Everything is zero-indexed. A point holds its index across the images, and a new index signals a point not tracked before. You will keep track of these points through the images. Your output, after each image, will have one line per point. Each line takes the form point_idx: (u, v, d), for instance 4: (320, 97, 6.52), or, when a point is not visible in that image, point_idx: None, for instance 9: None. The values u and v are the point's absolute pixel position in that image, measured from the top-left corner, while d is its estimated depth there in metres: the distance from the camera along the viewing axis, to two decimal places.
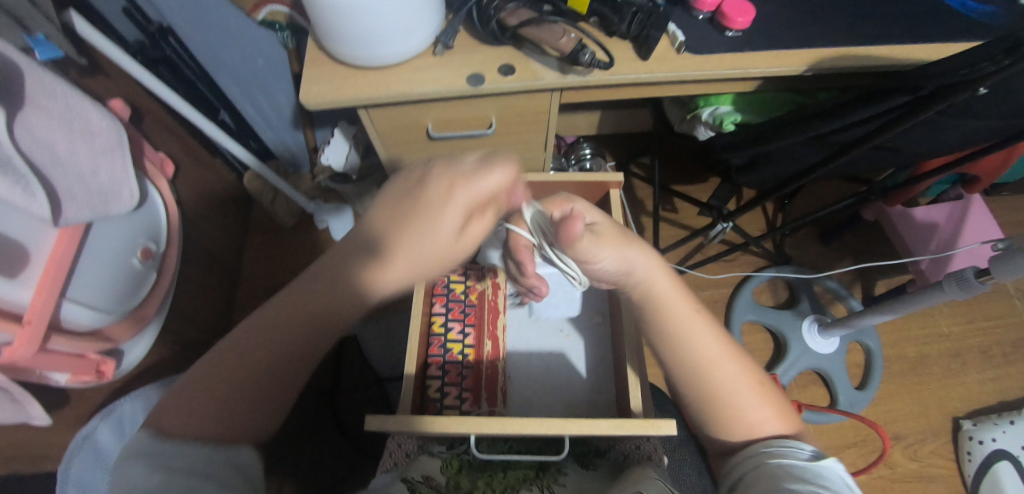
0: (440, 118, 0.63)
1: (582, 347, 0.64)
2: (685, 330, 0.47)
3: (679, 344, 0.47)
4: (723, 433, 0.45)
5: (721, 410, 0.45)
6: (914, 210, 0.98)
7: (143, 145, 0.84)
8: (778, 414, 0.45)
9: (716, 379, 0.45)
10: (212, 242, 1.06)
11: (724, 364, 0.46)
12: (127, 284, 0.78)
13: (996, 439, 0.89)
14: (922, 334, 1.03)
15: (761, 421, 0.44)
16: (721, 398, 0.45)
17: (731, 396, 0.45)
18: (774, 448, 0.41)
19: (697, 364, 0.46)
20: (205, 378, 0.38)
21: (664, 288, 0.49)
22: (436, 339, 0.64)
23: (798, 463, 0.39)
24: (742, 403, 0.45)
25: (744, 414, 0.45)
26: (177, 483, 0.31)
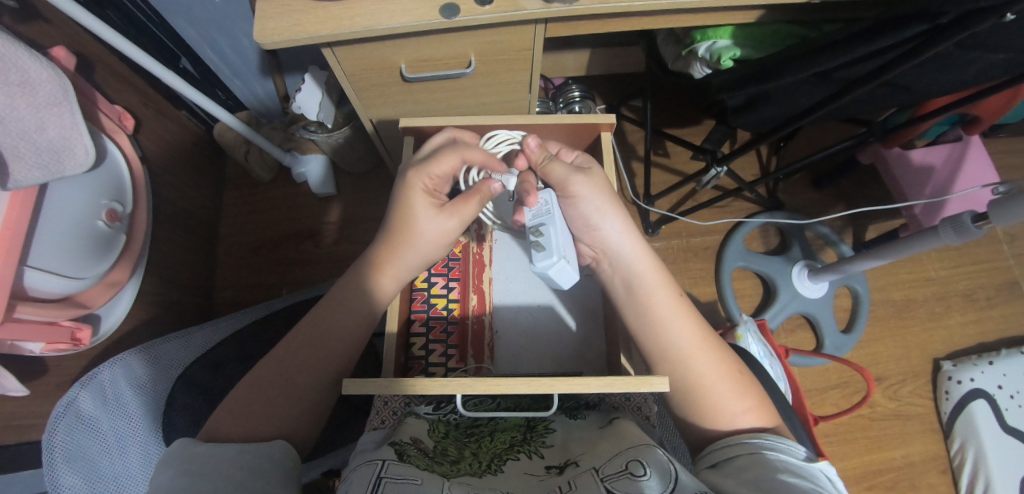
0: (414, 58, 0.58)
1: (571, 299, 0.63)
2: (661, 321, 0.50)
3: (663, 332, 0.50)
4: (702, 422, 0.47)
5: (700, 400, 0.48)
6: (913, 153, 0.95)
7: (95, 98, 0.78)
8: (756, 409, 0.47)
9: (696, 370, 0.48)
10: (186, 200, 1.01)
11: (702, 355, 0.49)
12: (96, 247, 0.74)
13: (974, 379, 0.93)
14: (910, 277, 1.04)
15: (740, 414, 0.46)
16: (701, 388, 0.48)
17: (710, 389, 0.48)
18: (769, 441, 0.42)
19: (675, 357, 0.49)
20: (252, 387, 0.48)
21: (652, 280, 0.51)
22: (419, 294, 0.62)
23: (794, 459, 0.40)
24: (720, 396, 0.47)
25: (723, 406, 0.47)
26: (197, 484, 0.38)
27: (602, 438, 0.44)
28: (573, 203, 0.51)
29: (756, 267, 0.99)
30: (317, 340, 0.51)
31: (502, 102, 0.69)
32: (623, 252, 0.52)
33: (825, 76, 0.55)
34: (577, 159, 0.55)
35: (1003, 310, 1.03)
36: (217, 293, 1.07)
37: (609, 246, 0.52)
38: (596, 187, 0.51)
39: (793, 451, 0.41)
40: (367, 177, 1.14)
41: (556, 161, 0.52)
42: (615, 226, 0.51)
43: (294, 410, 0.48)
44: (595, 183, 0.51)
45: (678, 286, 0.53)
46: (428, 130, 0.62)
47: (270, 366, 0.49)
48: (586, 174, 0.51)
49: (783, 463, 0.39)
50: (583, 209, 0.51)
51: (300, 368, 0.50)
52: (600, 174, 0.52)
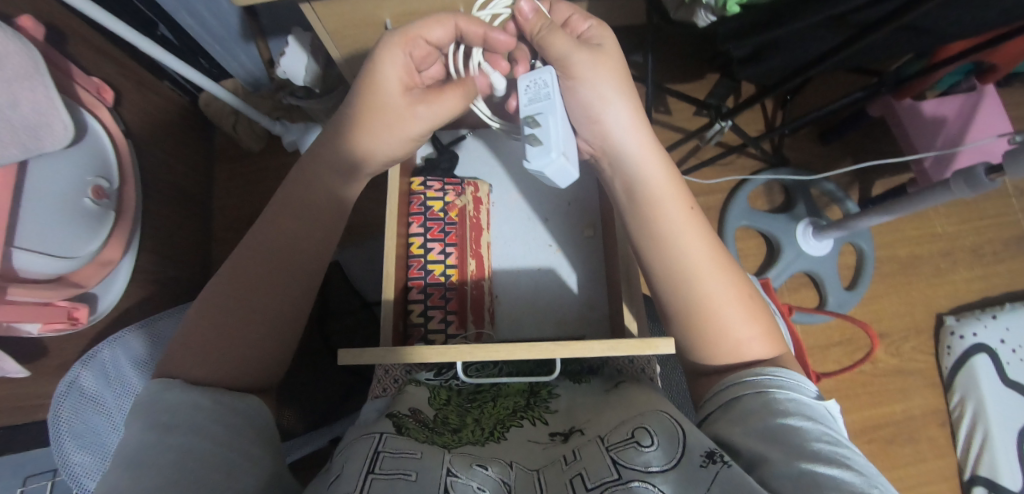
0: (398, 10, 0.54)
1: (572, 263, 0.61)
2: (667, 233, 0.48)
3: (670, 245, 0.48)
4: (705, 347, 0.46)
5: (706, 322, 0.46)
6: (924, 104, 0.91)
7: (70, 69, 0.74)
8: (764, 335, 0.46)
9: (704, 288, 0.47)
10: (175, 174, 0.99)
11: (711, 273, 0.47)
12: (85, 226, 0.72)
13: (976, 334, 0.93)
14: (916, 233, 1.02)
15: (747, 340, 0.46)
16: (705, 307, 0.46)
17: (715, 307, 0.46)
18: (776, 378, 0.41)
19: (680, 271, 0.48)
20: (205, 318, 0.45)
21: (660, 190, 0.49)
22: (416, 261, 0.58)
23: (804, 398, 0.39)
24: (729, 317, 0.46)
25: (730, 331, 0.46)
26: (170, 437, 0.37)
27: (608, 404, 0.44)
28: (575, 87, 0.47)
29: (760, 226, 0.98)
30: (277, 258, 0.49)
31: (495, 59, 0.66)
32: (631, 146, 0.49)
33: (839, 19, 0.51)
34: (588, 28, 0.49)
35: (1009, 265, 1.02)
36: (215, 268, 1.07)
37: (612, 138, 0.49)
38: (611, 69, 0.47)
39: (800, 390, 0.40)
40: None
41: (556, 32, 0.46)
42: (621, 117, 0.48)
43: (259, 338, 0.46)
44: (603, 62, 0.47)
45: (690, 199, 0.51)
46: None
47: (228, 278, 0.47)
48: (592, 53, 0.46)
49: (789, 403, 0.39)
50: (583, 94, 0.47)
51: (262, 280, 0.48)
52: (609, 55, 0.47)
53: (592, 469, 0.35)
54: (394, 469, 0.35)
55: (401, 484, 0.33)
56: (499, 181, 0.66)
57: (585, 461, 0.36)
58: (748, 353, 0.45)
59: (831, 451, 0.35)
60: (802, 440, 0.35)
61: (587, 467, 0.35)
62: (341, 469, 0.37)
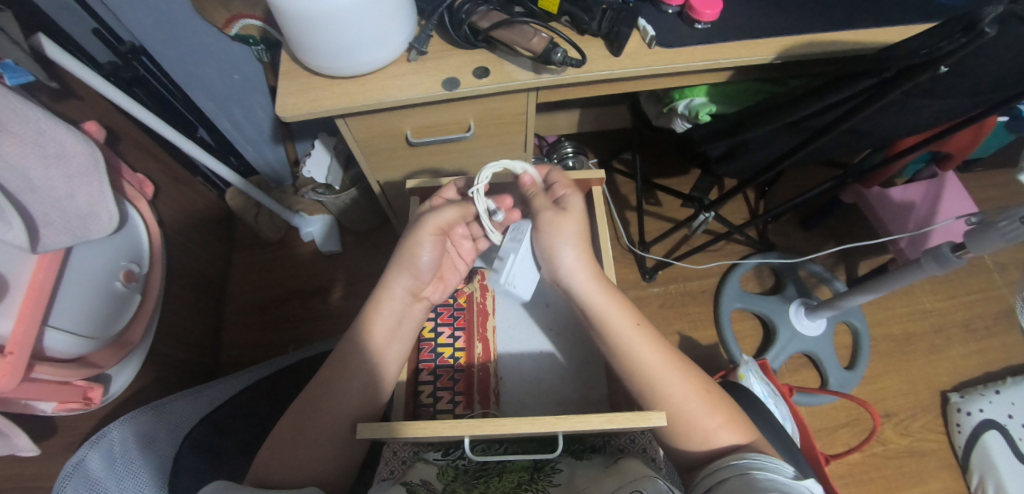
0: (418, 125, 0.63)
1: (572, 344, 0.64)
2: (623, 346, 0.52)
3: (630, 359, 0.51)
4: (679, 443, 0.50)
5: (675, 420, 0.49)
6: (892, 190, 0.99)
7: (121, 167, 0.83)
8: (729, 422, 0.50)
9: (665, 390, 0.50)
10: (197, 261, 1.05)
11: (666, 375, 0.51)
12: (111, 308, 0.77)
13: (983, 409, 0.92)
14: (907, 311, 1.06)
15: (714, 429, 0.49)
16: (673, 408, 0.50)
17: (679, 409, 0.49)
18: (758, 461, 0.43)
19: (642, 378, 0.51)
20: (286, 432, 0.50)
21: (610, 310, 0.53)
22: (427, 344, 0.63)
23: (783, 477, 0.40)
24: (691, 414, 0.49)
25: (697, 425, 0.49)
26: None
27: (608, 474, 0.45)
28: (537, 238, 0.54)
29: (753, 308, 1.01)
30: (343, 372, 0.53)
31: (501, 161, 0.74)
32: (578, 287, 0.53)
33: (795, 125, 0.59)
34: (564, 193, 0.56)
35: (1003, 340, 1.04)
36: (224, 352, 1.09)
37: (564, 280, 0.54)
38: (577, 221, 0.54)
39: (782, 469, 0.42)
40: (373, 233, 1.19)
41: (539, 196, 0.55)
42: (573, 259, 0.53)
43: (325, 445, 0.50)
44: (562, 222, 0.53)
45: (637, 311, 0.54)
46: (433, 189, 0.66)
47: (302, 399, 0.52)
48: (559, 210, 0.54)
49: (771, 479, 0.40)
50: (543, 241, 0.53)
51: (325, 398, 0.51)
52: (575, 208, 0.55)
53: None
54: None
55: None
56: None
57: None
58: (714, 442, 0.49)
59: None
60: None
61: None
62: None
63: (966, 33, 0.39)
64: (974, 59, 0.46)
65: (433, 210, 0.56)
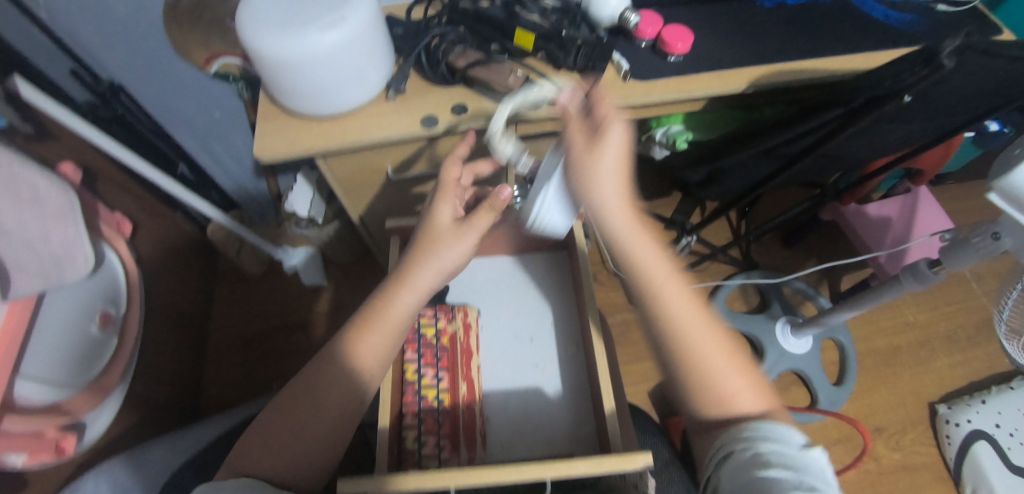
0: (398, 161, 0.63)
1: (558, 380, 0.64)
2: (658, 289, 0.43)
3: (663, 305, 0.43)
4: (700, 402, 0.42)
5: (699, 374, 0.42)
6: (868, 207, 1.01)
7: (98, 208, 0.81)
8: (750, 387, 0.42)
9: (693, 344, 0.42)
10: (176, 298, 1.02)
11: (699, 328, 0.43)
12: (84, 353, 0.74)
13: (971, 420, 0.93)
14: (891, 325, 1.07)
15: (736, 392, 0.42)
16: (698, 362, 0.42)
17: (706, 362, 0.42)
18: (761, 432, 0.37)
19: (672, 327, 0.43)
20: (277, 416, 0.45)
21: (646, 249, 0.44)
22: (410, 387, 0.60)
23: (785, 451, 0.35)
24: (716, 372, 0.42)
25: (721, 385, 0.42)
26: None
27: None
28: (568, 168, 0.43)
29: (741, 328, 1.02)
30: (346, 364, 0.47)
31: None
32: (614, 223, 0.43)
33: (770, 153, 0.60)
34: (600, 113, 0.44)
35: (986, 349, 1.05)
36: (206, 391, 1.06)
37: (598, 213, 0.44)
38: (616, 152, 0.42)
39: (780, 438, 0.37)
40: (358, 264, 1.18)
41: (578, 133, 0.43)
42: (610, 193, 0.42)
43: (317, 437, 0.45)
44: (600, 152, 0.42)
45: (676, 256, 0.46)
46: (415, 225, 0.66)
47: (299, 381, 0.48)
48: (601, 134, 0.42)
49: (765, 460, 0.35)
50: (578, 171, 0.42)
51: (322, 388, 0.47)
52: (617, 136, 0.42)
53: None
54: None
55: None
56: (487, 305, 0.70)
57: None
58: (734, 408, 0.41)
59: None
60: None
61: None
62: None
63: (928, 64, 0.41)
64: (938, 90, 0.48)
65: (448, 197, 0.52)
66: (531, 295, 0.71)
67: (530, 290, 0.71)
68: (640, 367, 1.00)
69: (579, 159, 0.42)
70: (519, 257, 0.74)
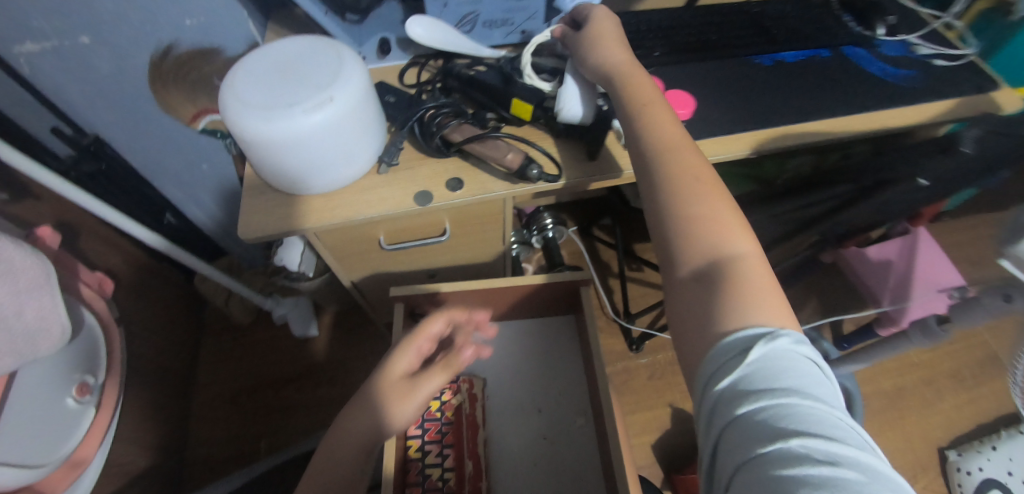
0: (391, 231, 0.60)
1: (565, 454, 0.64)
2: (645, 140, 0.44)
3: (644, 136, 0.44)
4: (684, 240, 0.38)
5: (686, 221, 0.39)
6: (869, 250, 1.00)
7: (76, 268, 0.78)
8: (773, 307, 0.34)
9: (669, 158, 0.42)
10: (160, 353, 0.98)
11: (694, 186, 0.40)
12: (61, 428, 0.70)
13: (983, 468, 0.91)
14: (895, 365, 1.05)
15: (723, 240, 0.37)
16: (679, 186, 0.40)
17: (687, 208, 0.39)
18: (770, 373, 0.30)
19: (653, 149, 0.43)
20: None
21: (633, 107, 0.46)
22: (414, 466, 0.58)
23: (800, 405, 0.28)
24: (702, 219, 0.38)
25: (704, 234, 0.38)
26: None
27: None
28: (588, 53, 0.52)
29: None
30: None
31: (478, 254, 0.73)
32: (610, 63, 0.50)
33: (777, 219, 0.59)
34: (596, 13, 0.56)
35: (992, 388, 1.04)
36: (190, 451, 1.01)
37: (591, 58, 0.51)
38: (617, 40, 0.53)
39: (745, 347, 0.32)
40: (354, 311, 1.15)
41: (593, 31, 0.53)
42: (611, 54, 0.51)
43: None
44: (608, 39, 0.52)
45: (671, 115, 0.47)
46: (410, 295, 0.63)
47: None
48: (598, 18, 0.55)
49: (741, 393, 0.30)
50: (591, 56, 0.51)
51: None
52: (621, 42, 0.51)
53: None
54: None
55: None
56: (493, 373, 0.69)
57: None
58: (708, 245, 0.37)
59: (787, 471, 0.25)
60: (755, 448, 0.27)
61: None
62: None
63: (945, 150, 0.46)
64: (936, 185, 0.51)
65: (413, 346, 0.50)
66: (535, 363, 0.70)
67: (534, 357, 0.70)
68: (643, 418, 0.96)
69: (599, 53, 0.51)
70: (525, 321, 0.73)
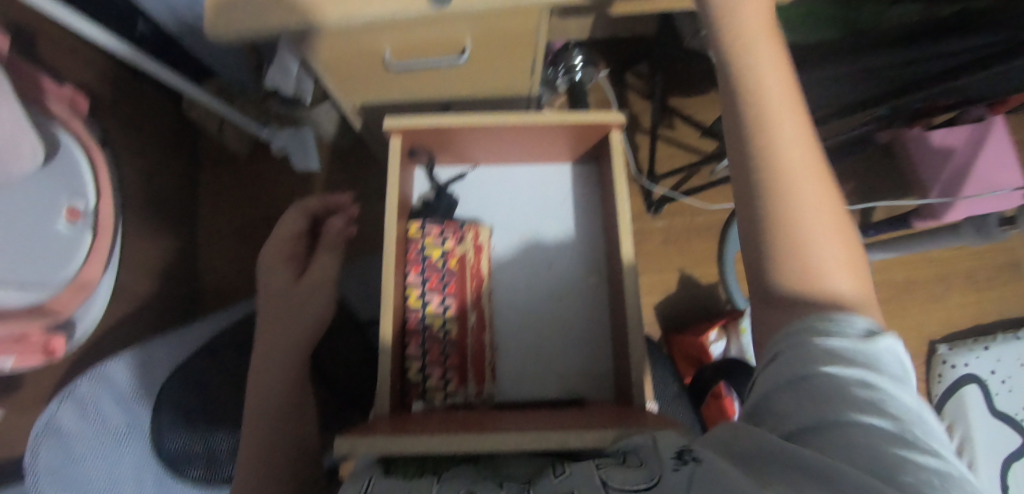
0: (402, 44, 0.51)
1: (576, 309, 0.59)
2: (764, 105, 0.33)
3: (754, 112, 0.33)
4: (776, 257, 0.31)
5: (783, 221, 0.31)
6: (931, 134, 0.88)
7: (42, 81, 0.69)
8: (864, 303, 0.30)
9: (778, 138, 0.32)
10: (156, 181, 0.93)
11: (803, 176, 0.32)
12: (59, 250, 0.68)
13: (968, 364, 0.95)
14: (914, 259, 1.02)
15: (820, 262, 0.30)
16: (782, 179, 0.32)
17: (801, 218, 0.31)
18: (846, 342, 0.27)
19: (760, 112, 0.33)
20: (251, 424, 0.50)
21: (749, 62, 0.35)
22: (413, 314, 0.55)
23: (856, 351, 0.26)
24: (810, 228, 0.31)
25: (809, 238, 0.31)
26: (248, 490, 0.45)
27: None
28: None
29: None
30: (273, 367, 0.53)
31: (502, 86, 0.64)
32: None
33: (872, 72, 0.48)
34: None
35: (1003, 293, 1.02)
36: (201, 281, 1.00)
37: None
38: None
39: (839, 329, 0.27)
40: (348, 151, 1.04)
41: None
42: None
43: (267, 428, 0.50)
44: None
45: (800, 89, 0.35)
46: (421, 131, 0.54)
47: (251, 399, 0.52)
48: None
49: (822, 354, 0.27)
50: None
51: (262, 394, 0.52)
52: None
53: None
54: None
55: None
56: (504, 223, 0.62)
57: None
58: (812, 249, 0.30)
59: (847, 439, 0.23)
60: (828, 415, 0.25)
61: None
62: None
63: None
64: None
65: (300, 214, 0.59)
66: (553, 213, 0.62)
67: (551, 206, 0.62)
68: (650, 280, 0.96)
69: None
70: (546, 166, 0.64)
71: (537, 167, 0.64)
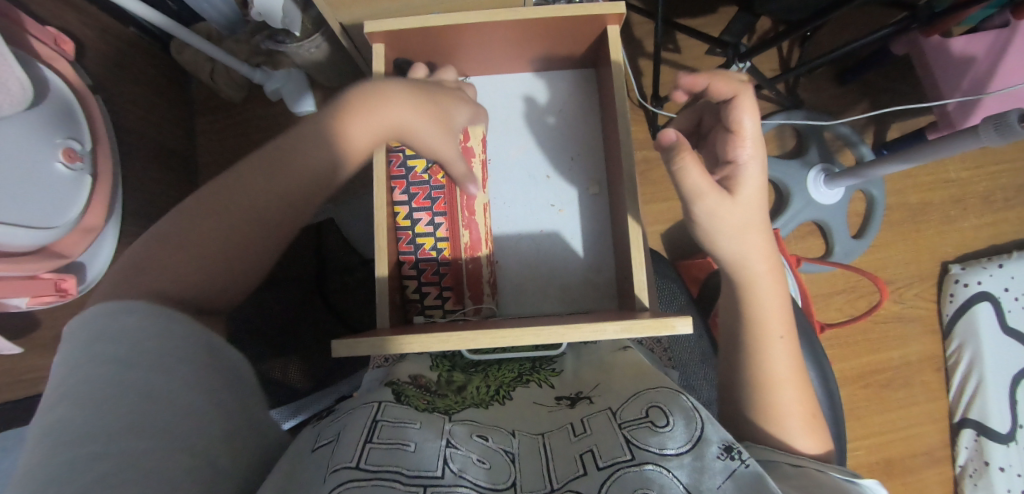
0: None
1: (576, 222, 0.59)
2: (758, 297, 0.50)
3: (754, 310, 0.50)
4: (760, 415, 0.49)
5: (767, 399, 0.49)
6: (953, 41, 0.83)
7: (23, 19, 0.67)
8: (812, 444, 0.48)
9: (772, 351, 0.50)
10: (154, 130, 0.92)
11: (779, 344, 0.50)
12: (62, 193, 0.68)
13: (981, 282, 0.93)
14: (930, 180, 0.99)
15: (795, 432, 0.48)
16: (771, 383, 0.49)
17: (780, 394, 0.49)
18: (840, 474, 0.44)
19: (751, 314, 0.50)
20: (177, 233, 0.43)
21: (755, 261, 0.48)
22: (405, 234, 0.55)
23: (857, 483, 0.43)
24: (781, 372, 0.49)
25: (788, 415, 0.48)
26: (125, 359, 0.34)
27: (614, 367, 0.51)
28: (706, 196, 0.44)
29: (770, 173, 0.94)
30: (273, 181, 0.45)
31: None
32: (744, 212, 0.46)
33: None
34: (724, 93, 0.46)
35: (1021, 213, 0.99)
36: None
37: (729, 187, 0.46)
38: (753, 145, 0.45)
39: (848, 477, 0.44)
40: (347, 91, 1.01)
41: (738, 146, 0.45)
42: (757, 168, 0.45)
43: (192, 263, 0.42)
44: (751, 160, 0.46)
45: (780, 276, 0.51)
46: (409, 34, 0.52)
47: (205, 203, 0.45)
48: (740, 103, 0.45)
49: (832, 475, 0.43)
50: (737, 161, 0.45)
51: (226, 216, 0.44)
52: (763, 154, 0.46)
53: (605, 441, 0.40)
54: (393, 437, 0.38)
55: (399, 454, 0.37)
56: (499, 135, 0.61)
57: (598, 436, 0.41)
58: (784, 437, 0.48)
59: None
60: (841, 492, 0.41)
61: (598, 440, 0.41)
62: (337, 434, 0.39)
63: None
64: None
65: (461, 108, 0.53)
66: (549, 127, 0.62)
67: (547, 120, 0.62)
68: (656, 208, 0.94)
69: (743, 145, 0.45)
70: (540, 75, 0.63)
71: (530, 79, 0.63)
